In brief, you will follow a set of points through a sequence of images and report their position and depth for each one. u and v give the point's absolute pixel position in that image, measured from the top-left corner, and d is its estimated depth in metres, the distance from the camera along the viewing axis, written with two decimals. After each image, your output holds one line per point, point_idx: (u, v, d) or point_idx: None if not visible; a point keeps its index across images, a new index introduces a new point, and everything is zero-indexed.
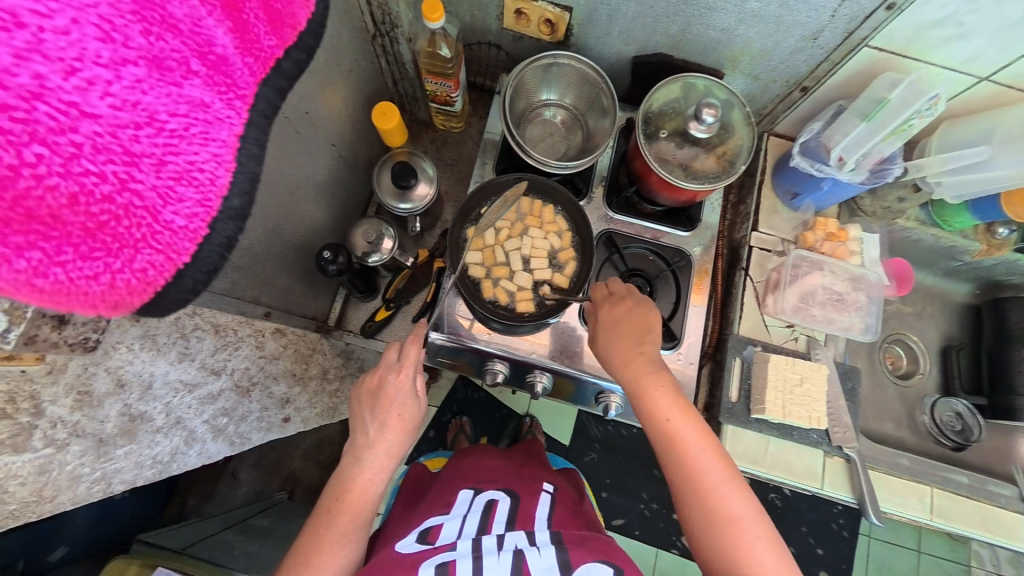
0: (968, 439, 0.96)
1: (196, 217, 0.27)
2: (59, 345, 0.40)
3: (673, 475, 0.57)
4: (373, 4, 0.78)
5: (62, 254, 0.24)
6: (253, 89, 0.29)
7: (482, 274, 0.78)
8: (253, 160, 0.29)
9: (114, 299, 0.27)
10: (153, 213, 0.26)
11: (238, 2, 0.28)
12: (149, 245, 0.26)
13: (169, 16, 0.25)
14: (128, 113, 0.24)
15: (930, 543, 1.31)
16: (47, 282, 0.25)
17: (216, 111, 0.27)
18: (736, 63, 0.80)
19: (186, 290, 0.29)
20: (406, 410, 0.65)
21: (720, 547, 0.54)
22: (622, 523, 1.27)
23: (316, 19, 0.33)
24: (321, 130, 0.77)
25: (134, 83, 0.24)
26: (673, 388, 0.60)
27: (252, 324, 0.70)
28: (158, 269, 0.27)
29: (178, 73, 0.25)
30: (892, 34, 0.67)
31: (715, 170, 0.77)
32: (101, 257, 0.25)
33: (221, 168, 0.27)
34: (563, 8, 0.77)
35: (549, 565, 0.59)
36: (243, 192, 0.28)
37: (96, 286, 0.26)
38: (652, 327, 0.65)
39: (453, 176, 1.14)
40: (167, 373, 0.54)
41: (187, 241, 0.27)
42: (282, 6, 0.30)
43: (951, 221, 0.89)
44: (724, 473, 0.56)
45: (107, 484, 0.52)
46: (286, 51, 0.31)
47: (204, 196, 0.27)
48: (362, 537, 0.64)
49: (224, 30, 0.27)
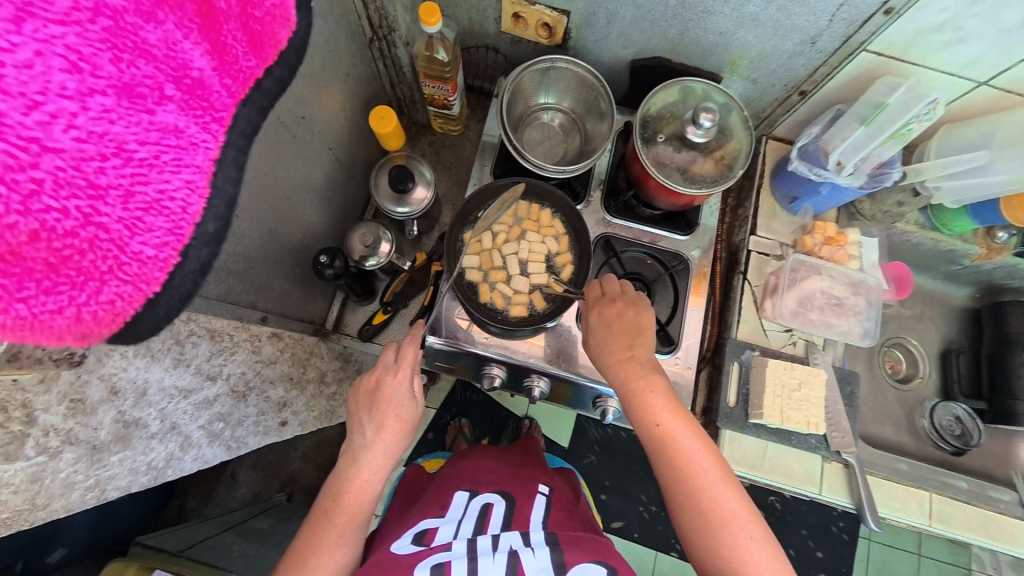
0: (968, 443, 0.95)
1: (167, 246, 0.27)
2: (44, 362, 0.40)
3: (670, 479, 0.57)
4: (371, 8, 0.78)
5: (24, 289, 0.24)
6: (232, 110, 0.29)
7: (479, 278, 0.78)
8: (231, 182, 0.29)
9: (81, 330, 0.26)
10: (120, 245, 0.25)
11: (217, 24, 0.28)
12: (116, 276, 0.26)
13: (142, 41, 0.25)
14: (93, 145, 0.24)
15: (930, 547, 1.30)
16: (8, 319, 0.24)
17: (191, 135, 0.27)
18: (735, 67, 0.80)
19: (159, 318, 0.29)
20: (403, 410, 0.65)
21: (717, 549, 0.54)
22: (621, 525, 1.27)
23: (300, 37, 0.33)
24: (318, 134, 0.77)
25: (101, 113, 0.24)
26: (665, 390, 0.60)
27: (248, 329, 0.70)
28: (126, 300, 0.27)
29: (150, 99, 0.25)
30: (890, 38, 0.67)
31: (713, 174, 0.77)
32: (65, 291, 0.25)
33: (195, 195, 0.27)
34: (561, 12, 0.77)
35: (544, 566, 0.59)
36: (219, 216, 0.28)
37: (61, 319, 0.25)
38: (644, 328, 0.64)
39: (451, 179, 1.14)
40: (161, 379, 0.54)
41: (157, 271, 0.27)
42: (263, 27, 0.30)
43: (951, 225, 0.89)
44: (718, 474, 0.56)
45: (101, 490, 0.52)
46: (267, 70, 0.31)
47: (175, 224, 0.27)
48: (360, 537, 0.64)
49: (201, 52, 0.27)
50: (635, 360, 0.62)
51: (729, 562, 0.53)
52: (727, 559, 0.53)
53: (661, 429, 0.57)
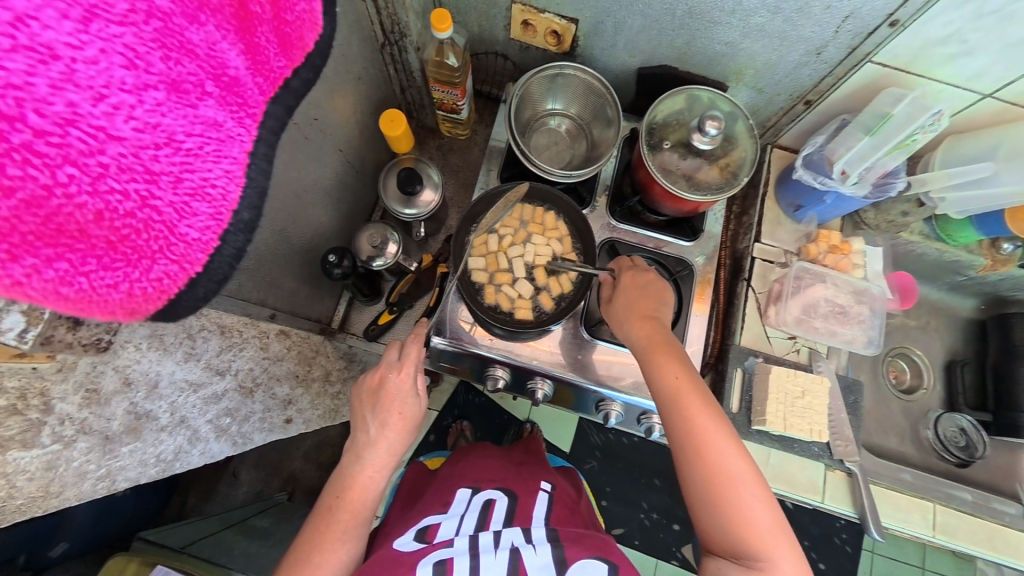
0: (973, 456, 0.95)
1: (209, 230, 0.29)
2: (74, 346, 0.42)
3: (679, 430, 0.57)
4: (384, 14, 0.79)
5: (87, 264, 0.26)
6: (263, 107, 0.31)
7: (485, 280, 0.79)
8: (263, 175, 0.31)
9: (131, 305, 0.29)
10: (170, 227, 0.28)
11: (252, 27, 0.30)
12: (165, 256, 0.28)
13: (187, 41, 0.26)
14: (149, 135, 0.25)
15: (935, 560, 1.30)
16: (72, 291, 0.26)
17: (229, 129, 0.29)
18: (741, 76, 0.81)
19: (198, 297, 0.32)
20: (405, 408, 0.66)
21: (713, 494, 0.54)
22: (621, 532, 1.27)
23: (324, 41, 0.35)
24: (329, 135, 0.78)
25: (154, 106, 0.25)
26: (680, 349, 0.62)
27: (257, 325, 0.71)
28: (173, 278, 0.29)
29: (194, 95, 0.27)
30: (895, 50, 0.68)
31: (718, 181, 0.78)
32: (121, 267, 0.27)
33: (233, 183, 0.29)
34: (569, 20, 0.78)
35: (546, 562, 0.60)
36: (253, 205, 0.30)
37: (116, 295, 0.28)
38: (666, 299, 0.69)
39: (458, 183, 1.15)
40: (173, 372, 0.55)
41: (200, 253, 0.29)
42: (293, 30, 0.32)
43: (955, 235, 0.89)
44: (723, 432, 0.56)
45: (111, 481, 0.53)
46: (295, 71, 0.33)
47: (217, 210, 0.29)
48: (362, 535, 0.65)
49: (236, 52, 0.29)
50: (654, 321, 0.66)
51: (723, 510, 0.54)
52: (726, 513, 0.54)
53: (677, 378, 0.59)
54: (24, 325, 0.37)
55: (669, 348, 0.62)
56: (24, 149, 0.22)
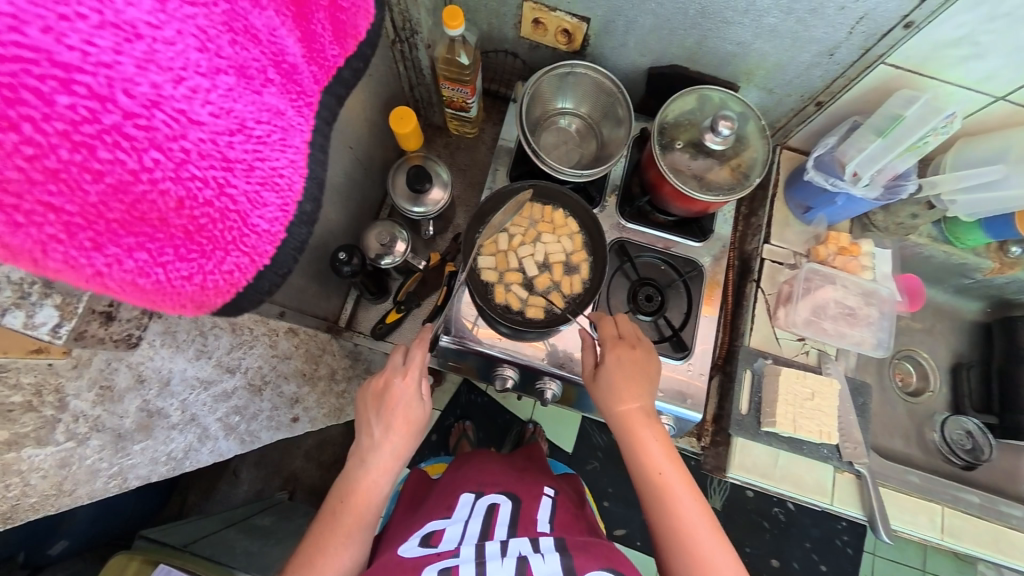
0: (978, 458, 0.95)
1: (277, 221, 0.30)
2: (105, 341, 0.42)
3: (656, 513, 0.60)
4: (395, 11, 0.79)
5: (165, 255, 0.27)
6: (317, 96, 0.32)
7: (494, 278, 0.78)
8: (319, 165, 0.32)
9: (201, 298, 0.30)
10: (243, 217, 0.29)
11: (308, 13, 0.31)
12: (238, 247, 0.29)
13: (251, 26, 0.27)
14: (224, 121, 0.26)
15: (936, 563, 1.29)
16: (150, 282, 0.27)
17: (290, 118, 0.30)
18: (751, 76, 0.81)
19: (261, 291, 0.33)
20: (411, 412, 0.65)
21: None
22: (624, 533, 1.26)
23: (372, 31, 0.36)
24: (339, 132, 0.78)
25: (227, 92, 0.26)
26: (663, 436, 0.63)
27: (267, 323, 0.70)
28: (242, 270, 0.30)
29: (258, 81, 0.28)
30: (908, 52, 0.68)
31: (730, 182, 0.77)
32: (196, 258, 0.28)
33: (297, 174, 0.31)
34: (580, 19, 0.78)
35: (554, 569, 0.59)
36: (313, 197, 0.32)
37: (189, 285, 0.29)
38: (653, 378, 0.67)
39: (466, 181, 1.15)
40: (184, 370, 0.55)
41: (268, 245, 0.30)
42: (347, 18, 0.33)
43: (964, 238, 0.89)
44: (702, 516, 0.59)
45: (123, 478, 0.52)
46: (347, 60, 0.35)
47: (284, 201, 0.30)
48: (365, 540, 0.63)
49: (293, 39, 0.30)
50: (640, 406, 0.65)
51: None
52: None
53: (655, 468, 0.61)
54: (58, 319, 0.38)
55: (652, 438, 0.63)
56: (115, 132, 0.23)
